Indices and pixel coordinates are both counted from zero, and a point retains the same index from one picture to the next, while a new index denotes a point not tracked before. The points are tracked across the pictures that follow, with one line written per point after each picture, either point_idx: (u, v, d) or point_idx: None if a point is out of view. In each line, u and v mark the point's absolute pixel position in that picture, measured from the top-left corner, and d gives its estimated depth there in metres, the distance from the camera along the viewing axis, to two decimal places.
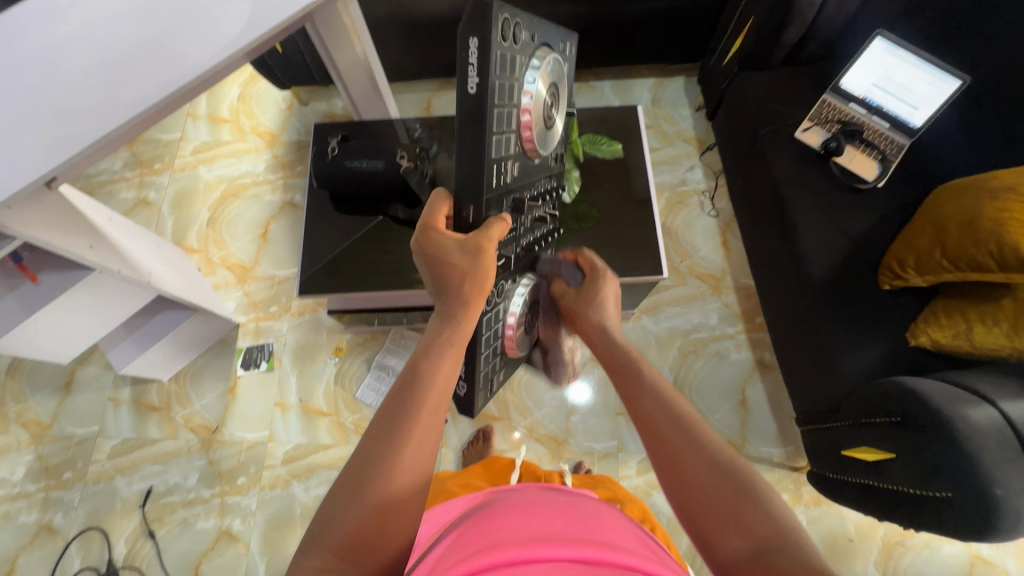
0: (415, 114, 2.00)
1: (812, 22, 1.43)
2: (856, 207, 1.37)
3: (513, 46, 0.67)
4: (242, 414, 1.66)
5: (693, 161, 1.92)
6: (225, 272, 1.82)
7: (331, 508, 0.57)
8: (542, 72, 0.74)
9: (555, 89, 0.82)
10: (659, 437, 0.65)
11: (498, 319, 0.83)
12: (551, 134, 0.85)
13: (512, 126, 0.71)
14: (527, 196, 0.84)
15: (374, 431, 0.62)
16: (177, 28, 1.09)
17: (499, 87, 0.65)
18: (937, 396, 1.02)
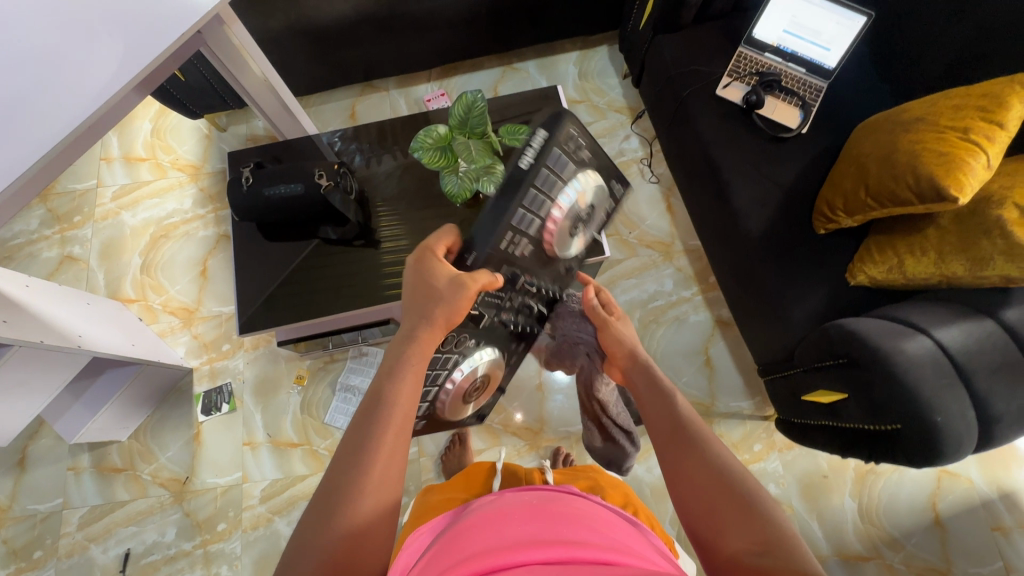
0: (339, 123, 1.94)
1: None
2: (784, 156, 1.38)
3: (574, 158, 0.83)
4: (211, 460, 1.61)
5: (627, 130, 1.91)
6: (168, 318, 1.75)
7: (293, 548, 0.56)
8: (584, 188, 0.85)
9: (594, 213, 0.90)
10: (673, 451, 0.73)
11: (445, 365, 0.93)
12: (574, 245, 0.91)
13: (542, 207, 0.81)
14: (529, 279, 0.90)
15: (339, 462, 0.62)
16: (48, 75, 1.01)
17: (545, 175, 0.80)
18: (876, 333, 1.04)
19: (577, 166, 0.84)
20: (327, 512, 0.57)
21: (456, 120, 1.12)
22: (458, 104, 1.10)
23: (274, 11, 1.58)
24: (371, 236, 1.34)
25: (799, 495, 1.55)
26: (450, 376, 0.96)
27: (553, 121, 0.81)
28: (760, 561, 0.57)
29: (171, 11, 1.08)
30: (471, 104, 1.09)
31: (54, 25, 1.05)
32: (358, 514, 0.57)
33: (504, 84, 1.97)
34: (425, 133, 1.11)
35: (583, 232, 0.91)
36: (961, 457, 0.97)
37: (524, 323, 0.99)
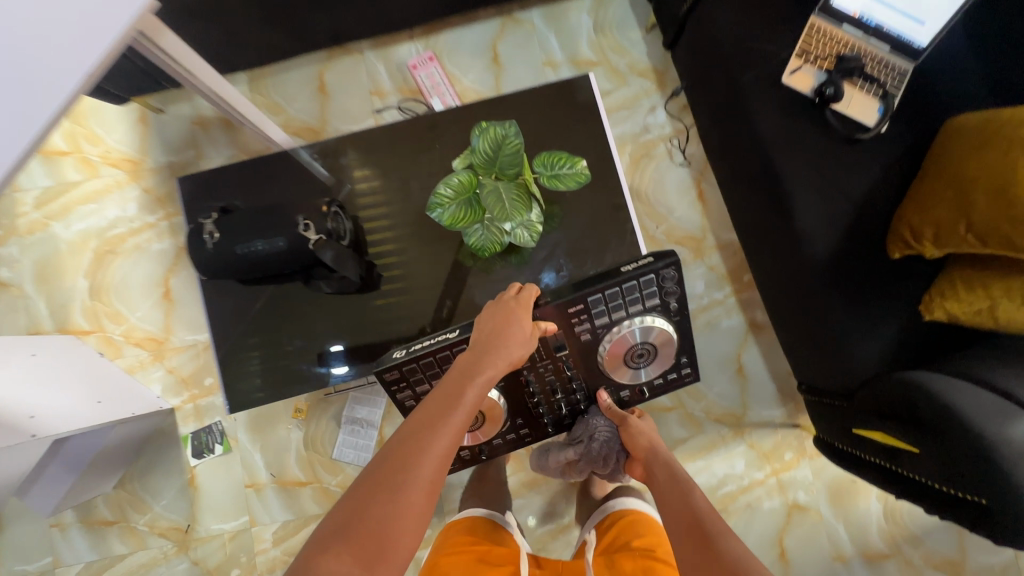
0: (307, 99, 1.60)
1: None
2: (857, 161, 1.16)
3: (666, 300, 1.02)
4: (212, 505, 1.48)
5: (654, 101, 1.62)
6: (134, 351, 1.52)
7: (334, 527, 0.71)
8: (651, 321, 1.03)
9: (649, 347, 1.07)
10: (691, 538, 0.85)
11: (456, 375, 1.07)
12: (627, 373, 1.11)
13: (612, 315, 1.03)
14: (570, 368, 1.11)
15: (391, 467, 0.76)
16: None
17: (632, 287, 0.99)
18: (976, 411, 0.93)
19: (665, 309, 1.03)
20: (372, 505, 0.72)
21: (481, 160, 0.86)
22: (484, 139, 0.84)
23: None
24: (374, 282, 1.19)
25: (827, 499, 1.55)
26: None
27: (662, 256, 0.99)
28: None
29: (84, 24, 0.82)
30: (502, 140, 0.84)
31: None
32: (403, 512, 0.72)
33: (505, 43, 1.62)
34: (443, 181, 0.85)
35: (632, 363, 1.09)
36: None
37: (540, 404, 1.16)
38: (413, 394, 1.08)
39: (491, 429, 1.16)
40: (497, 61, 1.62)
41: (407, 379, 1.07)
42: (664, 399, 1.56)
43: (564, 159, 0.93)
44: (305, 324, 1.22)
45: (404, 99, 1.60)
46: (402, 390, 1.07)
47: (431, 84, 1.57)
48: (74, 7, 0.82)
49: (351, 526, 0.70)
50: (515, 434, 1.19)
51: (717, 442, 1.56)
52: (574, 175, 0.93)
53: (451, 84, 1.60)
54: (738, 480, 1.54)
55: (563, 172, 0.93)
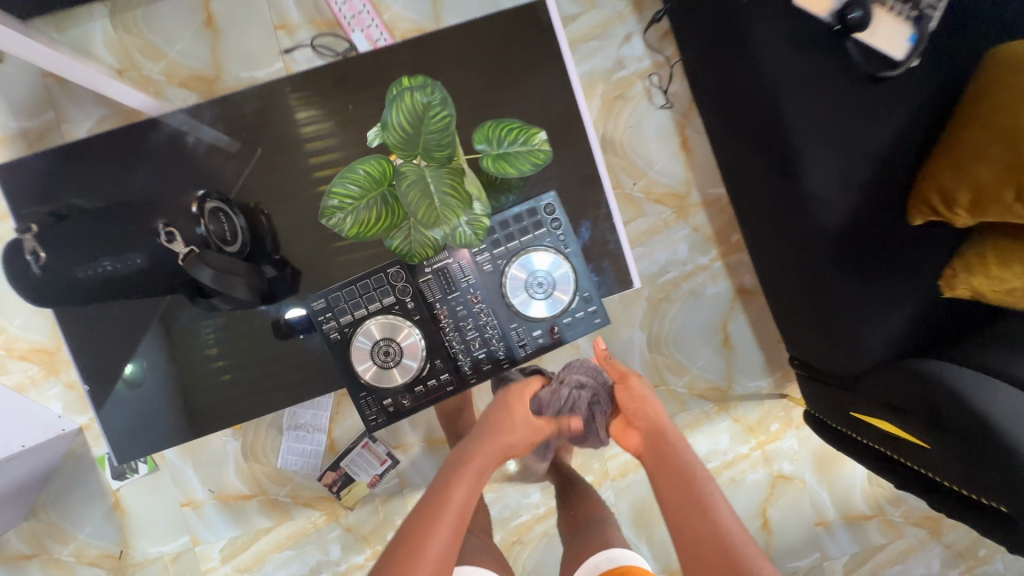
0: (192, 38, 1.25)
1: None
2: (878, 106, 0.94)
3: (556, 230, 0.84)
4: (144, 529, 1.32)
5: (628, 27, 1.33)
6: (21, 365, 1.27)
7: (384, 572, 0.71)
8: (541, 249, 0.84)
9: (549, 283, 0.84)
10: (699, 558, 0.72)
11: (366, 300, 0.84)
12: (529, 311, 0.85)
13: (507, 242, 0.84)
14: (473, 299, 0.85)
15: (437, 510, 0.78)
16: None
17: (510, 219, 0.84)
18: (1000, 416, 0.83)
19: (558, 241, 0.84)
20: (422, 545, 0.73)
21: (397, 138, 0.63)
22: (397, 109, 0.60)
23: None
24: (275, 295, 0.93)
25: (811, 468, 1.48)
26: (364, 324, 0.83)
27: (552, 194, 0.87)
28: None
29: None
30: (422, 113, 0.60)
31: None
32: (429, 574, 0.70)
33: None
34: (348, 171, 0.64)
35: (533, 304, 0.85)
36: None
37: (445, 345, 0.85)
38: (339, 324, 0.84)
39: (404, 373, 0.84)
40: None
41: (331, 306, 0.83)
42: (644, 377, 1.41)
43: (516, 131, 0.72)
44: (194, 344, 0.94)
45: (318, 33, 1.27)
46: (327, 319, 0.83)
47: (351, 14, 1.24)
48: None
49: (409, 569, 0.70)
50: (434, 380, 0.85)
51: (701, 419, 1.44)
52: (529, 153, 0.72)
53: (376, 12, 1.26)
54: (721, 456, 1.45)
55: (514, 148, 0.73)
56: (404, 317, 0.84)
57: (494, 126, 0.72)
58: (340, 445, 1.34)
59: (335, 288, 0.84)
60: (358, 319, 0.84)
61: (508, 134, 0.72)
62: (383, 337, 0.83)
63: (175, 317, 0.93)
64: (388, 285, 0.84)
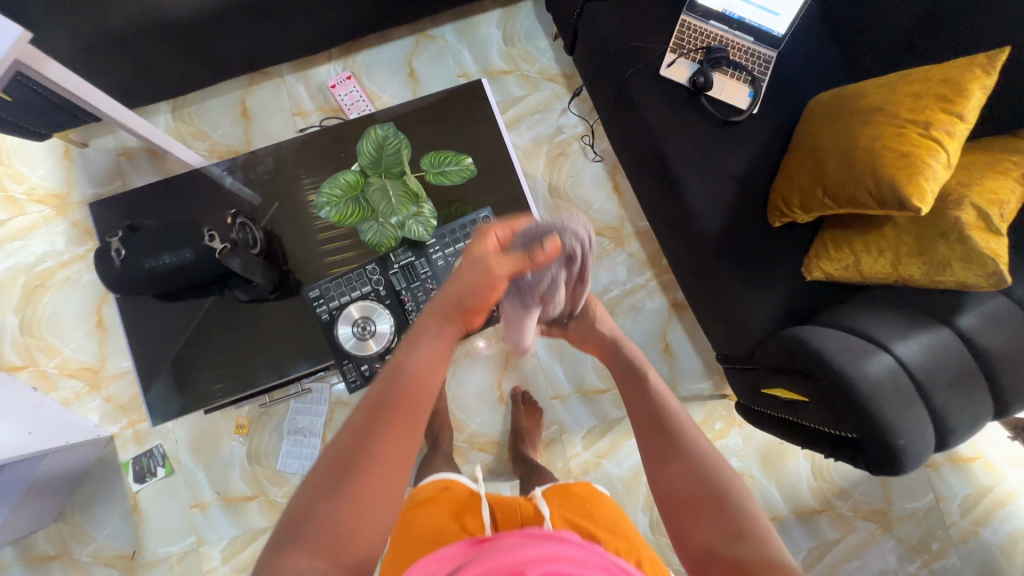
0: (231, 124, 1.65)
1: None
2: (733, 143, 1.27)
3: None
4: (156, 530, 1.48)
5: (564, 103, 1.72)
6: (70, 382, 1.52)
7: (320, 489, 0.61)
8: None
9: None
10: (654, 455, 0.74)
11: (350, 289, 1.11)
12: None
13: (456, 244, 1.13)
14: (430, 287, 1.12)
15: (371, 420, 0.65)
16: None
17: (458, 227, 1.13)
18: (837, 349, 1.00)
19: None
20: (358, 461, 0.62)
21: (367, 158, 0.94)
22: (368, 139, 0.93)
23: (109, 4, 1.26)
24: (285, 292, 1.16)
25: (758, 464, 1.63)
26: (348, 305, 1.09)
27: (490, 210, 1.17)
28: (732, 551, 0.61)
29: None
30: (381, 142, 0.93)
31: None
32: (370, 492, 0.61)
33: (419, 60, 1.71)
34: (331, 182, 0.94)
35: None
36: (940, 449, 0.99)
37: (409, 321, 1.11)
38: (328, 307, 1.10)
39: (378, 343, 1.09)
40: (414, 76, 1.71)
41: (322, 294, 1.10)
42: (597, 382, 1.62)
43: (450, 156, 1.01)
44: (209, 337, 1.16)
45: (326, 117, 1.67)
46: (319, 303, 1.10)
47: (350, 101, 1.65)
48: None
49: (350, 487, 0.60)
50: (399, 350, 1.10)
51: None
52: (459, 171, 1.01)
53: (371, 100, 1.67)
54: None
55: (448, 167, 1.00)
56: (378, 301, 1.11)
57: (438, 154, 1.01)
58: None
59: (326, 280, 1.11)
60: (343, 303, 1.10)
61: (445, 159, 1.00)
62: (360, 315, 1.09)
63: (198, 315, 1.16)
64: (366, 277, 1.11)
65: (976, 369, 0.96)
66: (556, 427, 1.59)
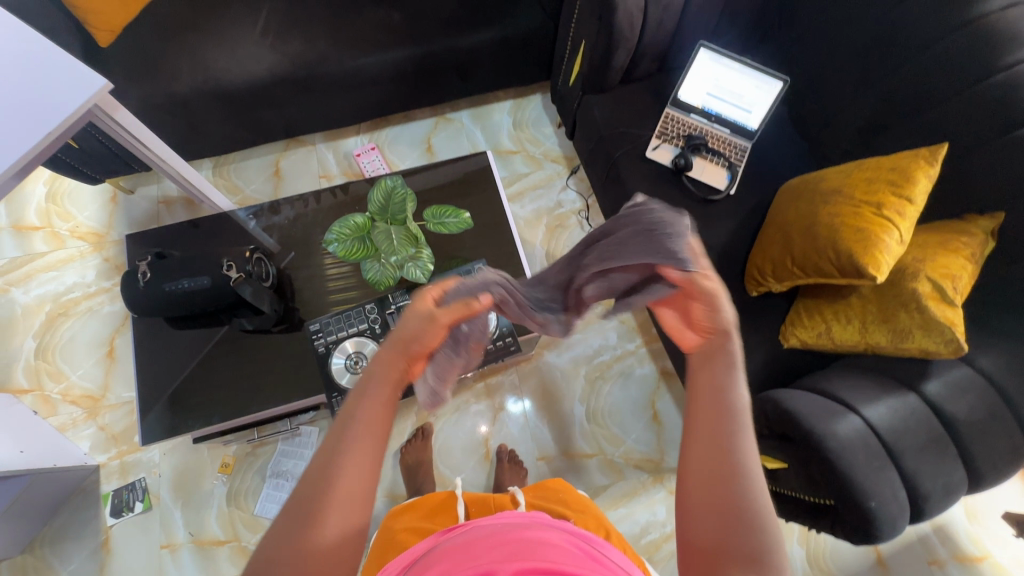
0: (264, 181, 1.84)
1: (638, 45, 1.39)
2: (713, 218, 1.39)
3: None
4: (122, 569, 1.44)
5: (564, 181, 1.90)
6: (69, 408, 1.56)
7: (276, 538, 0.51)
8: None
9: None
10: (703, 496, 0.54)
11: (349, 325, 1.17)
12: None
13: None
14: None
15: (334, 464, 0.54)
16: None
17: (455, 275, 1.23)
18: (808, 410, 1.02)
19: None
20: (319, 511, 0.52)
21: (377, 204, 1.06)
22: (380, 187, 1.05)
23: (178, 74, 1.48)
24: (290, 327, 1.23)
25: None
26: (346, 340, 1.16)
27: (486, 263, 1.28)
28: None
29: (58, 92, 1.05)
30: (392, 193, 1.05)
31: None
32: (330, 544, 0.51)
33: (437, 138, 1.93)
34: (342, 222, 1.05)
35: None
36: (919, 521, 0.98)
37: None
38: (326, 340, 1.16)
39: None
40: (431, 151, 1.91)
41: (322, 328, 1.17)
42: (584, 446, 1.62)
43: (449, 210, 1.13)
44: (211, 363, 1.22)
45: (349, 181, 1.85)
46: (318, 336, 1.16)
47: (373, 168, 1.83)
48: (47, 81, 1.05)
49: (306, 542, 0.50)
50: None
51: (638, 488, 1.59)
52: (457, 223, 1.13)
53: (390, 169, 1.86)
54: (661, 528, 1.54)
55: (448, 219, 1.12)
56: (373, 338, 1.17)
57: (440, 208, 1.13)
58: None
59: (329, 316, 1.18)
60: (340, 338, 1.16)
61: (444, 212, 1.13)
62: (354, 350, 1.15)
63: (202, 341, 1.21)
64: (364, 315, 1.18)
65: (944, 436, 0.98)
66: None
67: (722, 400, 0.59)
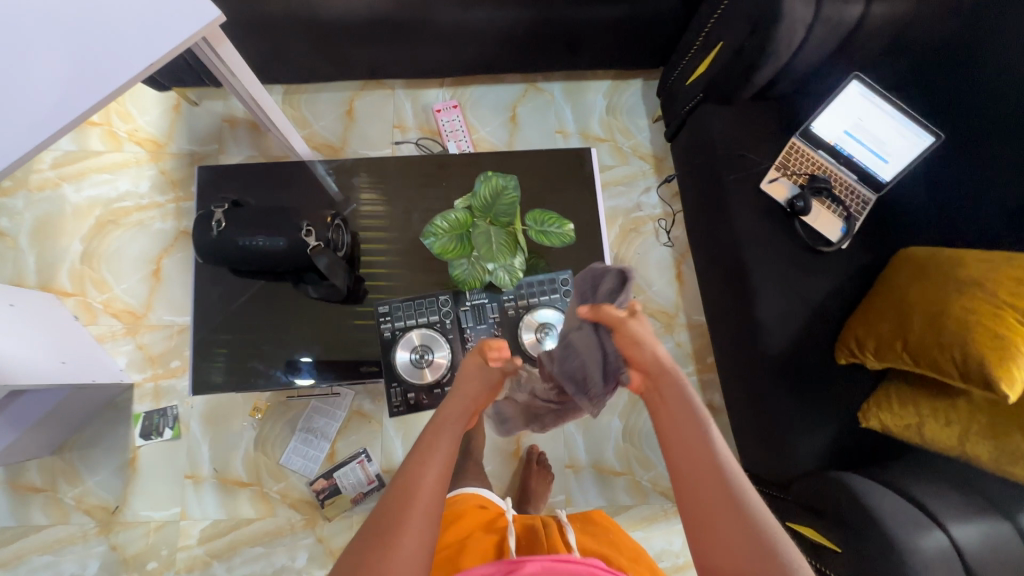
0: (335, 119, 1.72)
1: (787, 64, 1.21)
2: (817, 271, 1.28)
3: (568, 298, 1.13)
4: (146, 491, 1.46)
5: (649, 182, 1.76)
6: (109, 321, 1.53)
7: (358, 554, 0.59)
8: (554, 310, 1.13)
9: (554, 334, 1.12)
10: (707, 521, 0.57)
11: (420, 314, 1.12)
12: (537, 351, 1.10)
13: (531, 298, 1.13)
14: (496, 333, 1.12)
15: (415, 478, 0.66)
16: (23, 73, 0.86)
17: (538, 283, 1.14)
18: (891, 514, 0.97)
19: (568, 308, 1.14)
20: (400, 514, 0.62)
21: (482, 201, 0.96)
22: (490, 184, 0.95)
23: None
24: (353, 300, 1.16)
25: None
26: (414, 331, 1.10)
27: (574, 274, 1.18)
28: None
29: (175, 13, 0.91)
30: (501, 192, 0.95)
31: (30, 22, 0.88)
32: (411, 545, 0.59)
33: (524, 108, 1.78)
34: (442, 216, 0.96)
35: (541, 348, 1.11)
36: None
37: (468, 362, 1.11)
38: (393, 326, 1.11)
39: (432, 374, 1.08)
40: (514, 121, 1.77)
41: (391, 312, 1.11)
42: (614, 462, 1.59)
43: (553, 218, 1.02)
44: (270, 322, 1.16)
45: (424, 136, 1.72)
46: (385, 320, 1.10)
47: (451, 129, 1.71)
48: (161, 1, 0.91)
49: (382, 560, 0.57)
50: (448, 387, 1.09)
51: (659, 514, 1.57)
52: (559, 234, 1.02)
53: (469, 132, 1.73)
54: (674, 558, 1.53)
55: (551, 228, 1.02)
56: (442, 333, 1.11)
57: (542, 212, 1.03)
58: (339, 455, 1.52)
59: (401, 300, 1.12)
60: (408, 327, 1.11)
61: (545, 218, 1.02)
62: (421, 343, 1.09)
63: (262, 296, 1.15)
64: (436, 307, 1.12)
65: None
66: (562, 497, 1.54)
67: (688, 424, 0.64)
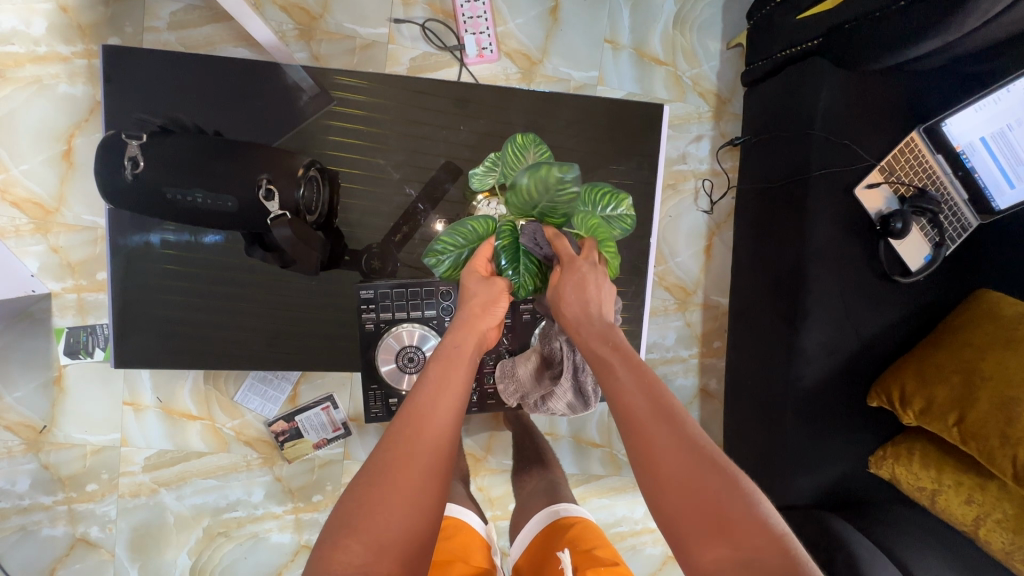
0: None
1: (958, 36, 0.94)
2: (879, 299, 1.09)
3: None
4: (78, 413, 1.29)
5: (703, 128, 1.42)
6: (9, 212, 1.21)
7: (352, 500, 0.51)
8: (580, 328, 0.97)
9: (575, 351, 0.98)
10: (644, 445, 0.53)
11: (416, 307, 0.92)
12: None
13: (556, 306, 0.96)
14: (505, 341, 0.97)
15: (422, 413, 0.57)
16: None
17: None
18: None
19: None
20: (398, 466, 0.52)
21: (520, 200, 0.65)
22: (532, 181, 0.62)
23: None
24: (330, 264, 1.00)
25: None
26: (408, 326, 0.91)
27: None
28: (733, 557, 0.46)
29: None
30: (553, 185, 0.61)
31: None
32: (408, 499, 0.51)
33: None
34: (457, 224, 0.74)
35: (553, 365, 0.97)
36: None
37: None
38: (377, 318, 0.91)
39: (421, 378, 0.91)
40: (555, 14, 1.34)
41: (377, 298, 0.91)
42: (594, 434, 1.50)
43: (608, 196, 0.72)
44: None
45: (433, 18, 1.29)
46: (368, 310, 0.91)
47: (470, 15, 1.27)
48: None
49: (387, 491, 0.51)
50: None
51: (628, 485, 1.52)
52: (618, 219, 0.73)
53: (493, 22, 1.30)
54: (632, 524, 1.49)
55: (606, 215, 0.72)
56: (436, 333, 0.92)
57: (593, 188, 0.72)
58: (301, 400, 1.35)
59: (396, 285, 0.92)
60: (396, 320, 0.92)
61: (594, 193, 0.72)
62: (411, 344, 0.91)
63: None
64: (435, 299, 0.92)
65: None
66: None
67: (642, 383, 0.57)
